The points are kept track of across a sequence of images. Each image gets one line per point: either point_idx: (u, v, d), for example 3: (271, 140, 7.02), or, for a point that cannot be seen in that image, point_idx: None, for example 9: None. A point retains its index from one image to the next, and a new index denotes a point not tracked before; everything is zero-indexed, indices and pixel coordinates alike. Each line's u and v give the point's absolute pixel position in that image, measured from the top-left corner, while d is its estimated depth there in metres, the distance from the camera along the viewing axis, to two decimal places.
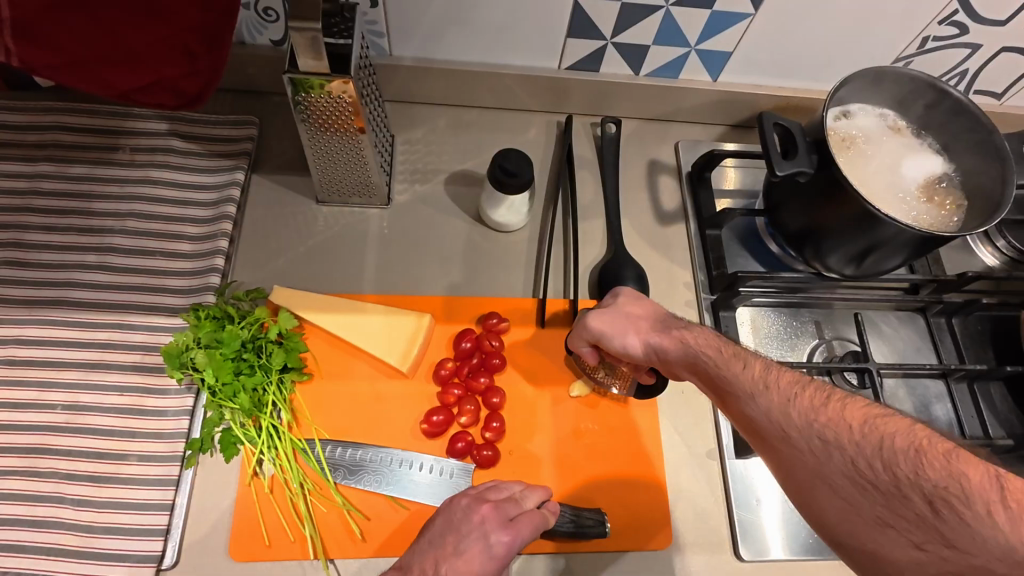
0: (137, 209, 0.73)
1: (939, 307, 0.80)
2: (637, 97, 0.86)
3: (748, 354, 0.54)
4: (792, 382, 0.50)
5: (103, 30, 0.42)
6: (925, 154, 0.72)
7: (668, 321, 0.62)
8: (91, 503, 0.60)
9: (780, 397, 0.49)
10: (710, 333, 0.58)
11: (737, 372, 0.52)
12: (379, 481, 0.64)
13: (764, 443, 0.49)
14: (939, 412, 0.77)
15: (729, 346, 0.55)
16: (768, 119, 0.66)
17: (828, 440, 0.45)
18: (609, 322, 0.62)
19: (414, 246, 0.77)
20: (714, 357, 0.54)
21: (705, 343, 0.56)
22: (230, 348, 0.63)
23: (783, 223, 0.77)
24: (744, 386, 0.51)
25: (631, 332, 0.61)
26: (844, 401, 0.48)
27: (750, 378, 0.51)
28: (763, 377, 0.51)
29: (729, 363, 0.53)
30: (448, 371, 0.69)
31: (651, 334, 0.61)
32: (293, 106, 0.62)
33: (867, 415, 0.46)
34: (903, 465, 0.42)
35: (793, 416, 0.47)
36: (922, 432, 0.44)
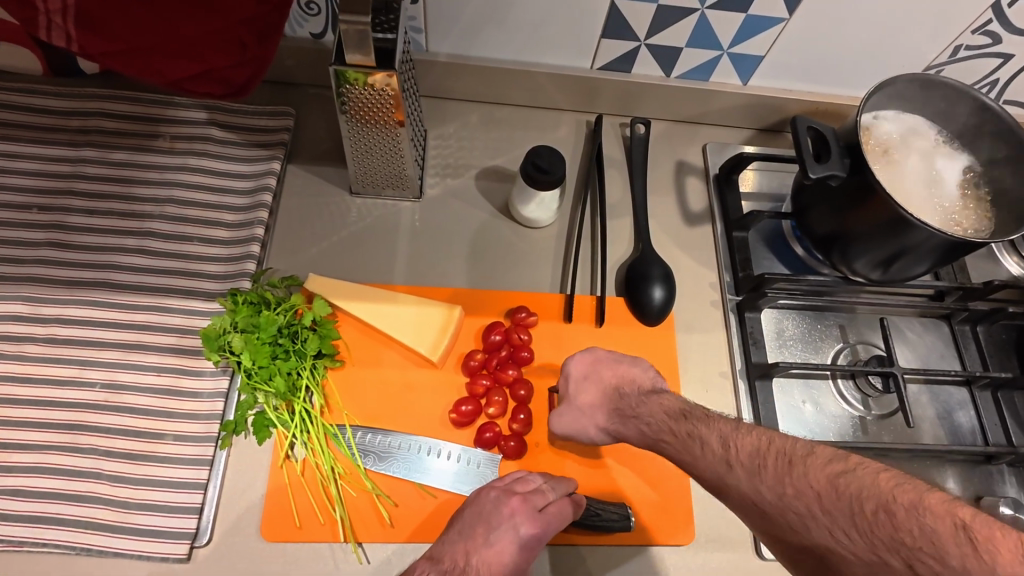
0: (175, 195, 0.75)
1: (965, 314, 0.81)
2: (666, 98, 0.87)
3: (704, 428, 0.55)
4: (751, 452, 0.50)
5: (164, 27, 0.52)
6: (963, 172, 0.72)
7: (622, 402, 0.63)
8: (128, 480, 0.62)
9: (746, 472, 0.49)
10: (662, 411, 0.59)
11: (698, 455, 0.53)
12: (408, 467, 0.65)
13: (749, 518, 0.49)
14: (962, 419, 0.78)
15: (682, 426, 0.57)
16: (802, 122, 0.66)
17: (799, 512, 0.44)
18: (566, 417, 0.66)
19: (443, 240, 0.78)
20: (670, 445, 0.57)
21: (662, 425, 0.58)
22: (267, 332, 0.64)
23: (811, 225, 0.78)
24: (709, 466, 0.52)
25: (589, 425, 0.65)
26: (805, 463, 0.46)
27: (712, 458, 0.52)
28: (723, 454, 0.51)
29: (682, 448, 0.55)
30: (477, 362, 0.70)
31: (611, 422, 0.64)
32: (336, 97, 0.63)
33: (831, 474, 0.44)
34: (875, 528, 0.40)
35: (762, 492, 0.47)
36: (888, 484, 0.42)
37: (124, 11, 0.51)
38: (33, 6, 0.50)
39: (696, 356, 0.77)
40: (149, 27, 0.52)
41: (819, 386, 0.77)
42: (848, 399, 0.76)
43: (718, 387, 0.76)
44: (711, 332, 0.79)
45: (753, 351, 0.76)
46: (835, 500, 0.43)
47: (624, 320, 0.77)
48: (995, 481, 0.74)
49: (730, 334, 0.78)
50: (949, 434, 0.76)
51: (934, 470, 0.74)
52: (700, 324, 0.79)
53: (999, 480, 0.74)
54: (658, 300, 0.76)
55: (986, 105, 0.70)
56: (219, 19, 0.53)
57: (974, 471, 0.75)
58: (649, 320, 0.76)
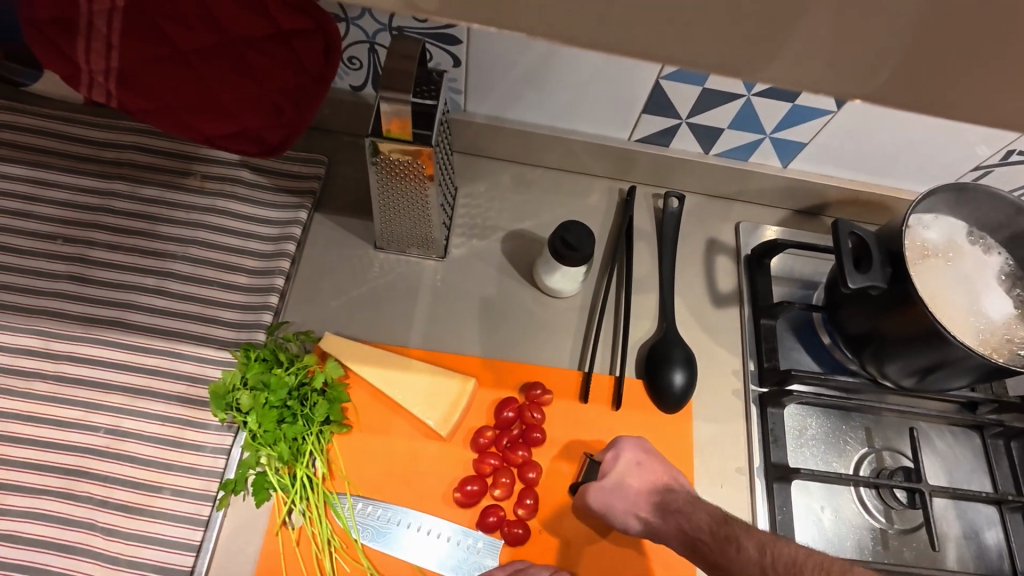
0: (199, 237, 0.74)
1: (999, 428, 0.77)
2: (702, 174, 0.85)
3: (740, 530, 0.57)
4: (787, 561, 0.53)
5: (205, 93, 0.52)
6: (1010, 291, 0.69)
7: (666, 496, 0.62)
8: (121, 534, 0.60)
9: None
10: (706, 512, 0.60)
11: (734, 557, 0.55)
12: (404, 546, 0.63)
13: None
14: (990, 538, 0.74)
15: (722, 527, 0.58)
16: (846, 225, 0.63)
17: None
18: (608, 498, 0.63)
19: (465, 303, 0.77)
20: (708, 546, 0.57)
21: (703, 526, 0.59)
22: (276, 395, 0.62)
23: (843, 323, 0.75)
24: (742, 570, 0.54)
25: (633, 515, 0.63)
26: None
27: (745, 562, 0.54)
28: (760, 559, 0.54)
29: (725, 556, 0.56)
30: (486, 440, 0.68)
31: (653, 515, 0.62)
32: (369, 163, 0.63)
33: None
34: None
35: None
36: None
37: (164, 73, 0.50)
38: (74, 63, 0.49)
39: (715, 449, 0.74)
40: (190, 91, 0.51)
41: (840, 491, 0.73)
42: (870, 508, 0.73)
43: (734, 484, 0.73)
44: (732, 422, 0.76)
45: (773, 450, 0.73)
46: None
47: (642, 403, 0.75)
48: None
49: (751, 429, 0.75)
50: (976, 557, 0.72)
51: None
52: (721, 414, 0.76)
53: None
54: (679, 385, 0.73)
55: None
56: (259, 88, 0.53)
57: None
58: (668, 407, 0.74)
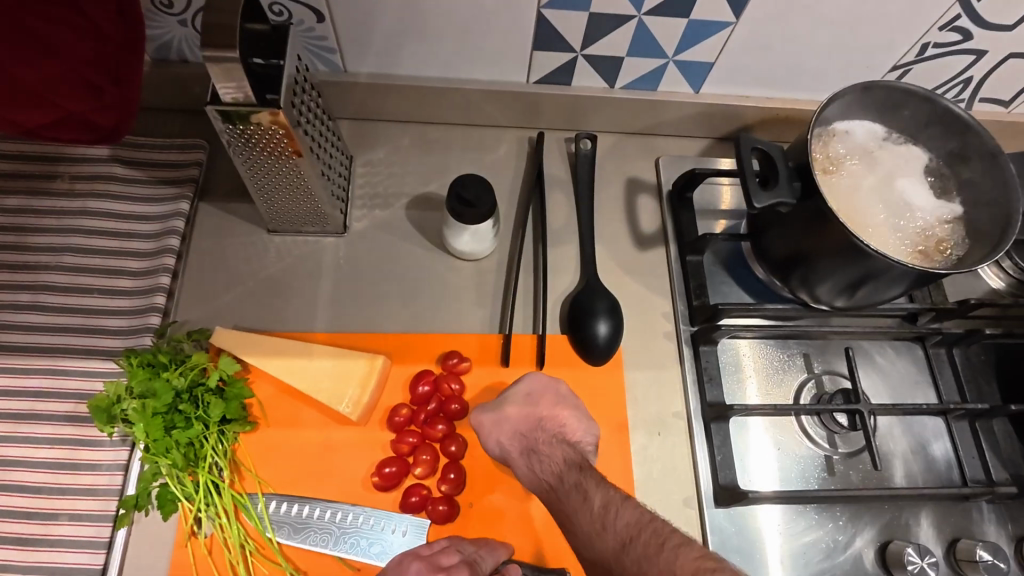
0: (73, 243, 0.69)
1: (939, 337, 0.75)
2: (612, 110, 0.80)
3: (589, 480, 0.53)
4: (628, 520, 0.47)
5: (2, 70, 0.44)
6: (942, 197, 0.65)
7: (534, 434, 0.60)
8: (18, 568, 0.56)
9: (612, 535, 0.47)
10: (563, 456, 0.57)
11: (577, 507, 0.51)
12: (326, 540, 0.59)
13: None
14: (938, 451, 0.72)
15: (575, 475, 0.55)
16: (745, 141, 0.59)
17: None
18: (488, 415, 0.62)
19: (373, 278, 0.72)
20: (558, 492, 0.54)
21: (555, 465, 0.57)
22: (162, 400, 0.58)
23: (768, 250, 0.71)
24: (583, 523, 0.50)
25: (502, 433, 0.61)
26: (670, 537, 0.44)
27: (589, 515, 0.50)
28: (600, 512, 0.49)
29: (569, 500, 0.53)
30: (403, 418, 0.64)
31: (522, 432, 0.61)
32: (222, 137, 0.56)
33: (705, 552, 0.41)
34: None
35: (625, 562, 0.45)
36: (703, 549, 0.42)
37: None
38: None
39: (649, 396, 0.71)
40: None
41: (781, 422, 0.71)
42: (813, 436, 0.70)
43: (671, 429, 0.70)
44: (665, 366, 0.73)
45: (708, 389, 0.69)
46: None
47: (568, 359, 0.71)
48: (975, 521, 0.69)
49: (685, 369, 0.72)
50: (924, 470, 0.71)
51: (907, 514, 0.69)
52: (654, 358, 0.73)
53: (977, 518, 0.69)
54: (604, 335, 0.70)
55: (962, 122, 0.63)
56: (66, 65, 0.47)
57: (953, 510, 0.69)
58: (595, 359, 0.70)
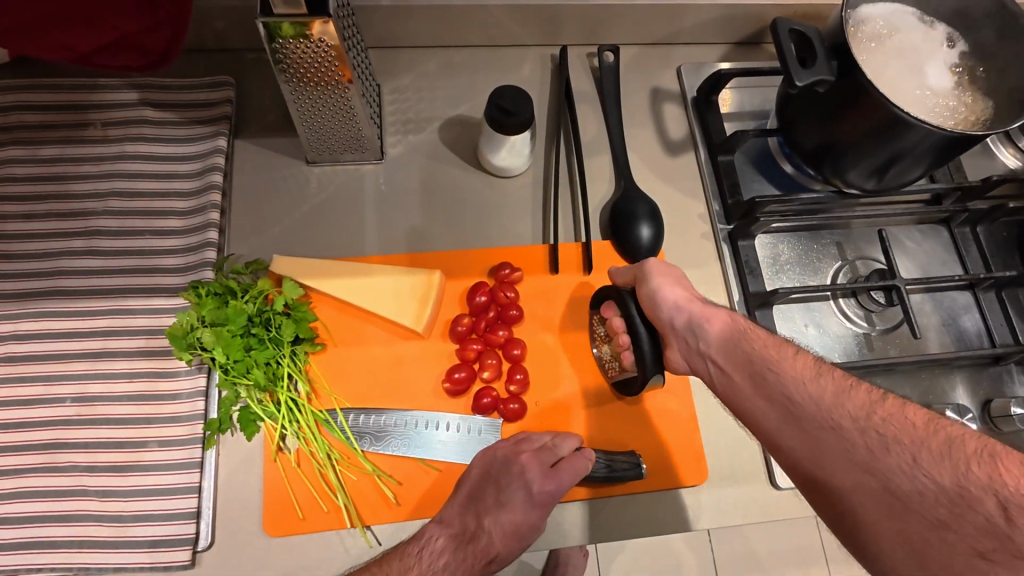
0: (118, 188, 0.69)
1: (964, 216, 0.78)
2: (634, 19, 0.80)
3: (791, 345, 0.53)
4: (839, 376, 0.49)
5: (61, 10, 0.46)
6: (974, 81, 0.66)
7: (705, 301, 0.60)
8: (119, 493, 0.59)
9: (834, 388, 0.48)
10: (740, 323, 0.57)
11: (783, 359, 0.51)
12: (407, 444, 0.62)
13: (800, 426, 0.47)
14: (968, 322, 0.76)
15: (765, 335, 0.54)
16: (785, 23, 0.60)
17: (882, 431, 0.44)
18: (659, 271, 0.62)
19: (417, 202, 0.74)
20: (756, 342, 0.53)
21: (747, 327, 0.56)
22: (237, 324, 0.59)
23: (798, 141, 0.73)
24: (790, 372, 0.50)
25: (674, 286, 0.60)
26: (900, 403, 0.46)
27: (798, 367, 0.50)
28: (814, 367, 0.50)
29: (770, 351, 0.52)
30: (465, 327, 0.66)
31: (691, 296, 0.60)
32: (270, 56, 0.56)
33: (929, 417, 0.44)
34: (943, 442, 0.42)
35: (849, 407, 0.46)
36: (932, 418, 0.44)
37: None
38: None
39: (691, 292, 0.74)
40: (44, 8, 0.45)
41: (820, 307, 0.74)
42: (851, 316, 0.74)
43: None
44: (705, 264, 0.76)
45: (750, 281, 0.72)
46: (934, 433, 0.42)
47: (613, 264, 0.73)
48: (1004, 382, 0.73)
49: (725, 265, 0.75)
50: (956, 340, 0.75)
51: (943, 379, 0.73)
52: (694, 257, 0.76)
53: (1007, 379, 0.73)
54: (648, 237, 0.72)
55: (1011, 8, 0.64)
56: None
57: (983, 374, 0.74)
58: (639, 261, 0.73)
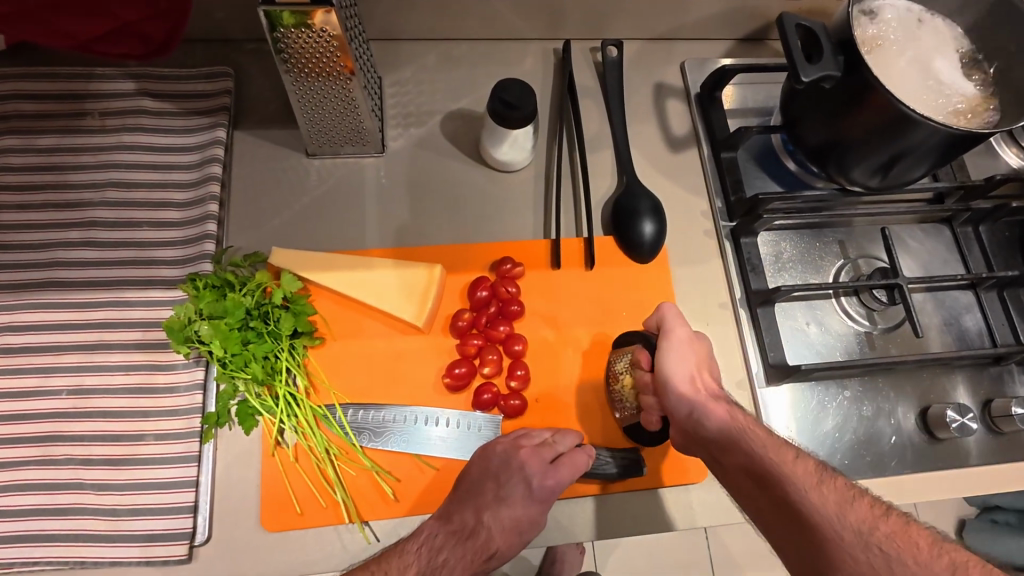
0: (116, 178, 0.68)
1: (967, 215, 0.78)
2: (638, 13, 0.79)
3: (790, 444, 0.53)
4: (843, 486, 0.49)
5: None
6: (980, 80, 0.66)
7: (709, 390, 0.59)
8: (115, 487, 0.58)
9: (838, 499, 0.48)
10: (740, 416, 0.56)
11: (787, 463, 0.51)
12: (407, 440, 0.62)
13: (804, 536, 0.47)
14: (969, 322, 0.76)
15: (766, 432, 0.54)
16: (791, 17, 0.59)
17: (891, 554, 0.45)
18: (675, 349, 0.60)
19: (419, 197, 0.73)
20: (759, 441, 0.53)
21: (748, 423, 0.55)
22: (234, 318, 0.59)
23: (802, 137, 0.73)
24: (795, 479, 0.49)
25: (685, 374, 0.59)
26: (904, 522, 0.47)
27: (803, 475, 0.50)
28: (815, 474, 0.50)
29: (774, 450, 0.52)
30: (466, 322, 0.66)
31: (696, 384, 0.59)
32: (271, 44, 0.55)
33: (932, 540, 0.46)
34: (949, 569, 0.44)
35: (853, 523, 0.46)
36: (935, 541, 0.46)
37: None
38: None
39: (693, 289, 0.74)
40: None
41: (822, 305, 0.74)
42: (853, 315, 0.74)
43: (719, 318, 0.73)
44: (708, 261, 0.75)
45: (753, 279, 0.72)
46: (941, 559, 0.44)
47: (614, 260, 0.73)
48: (1005, 382, 0.73)
49: (728, 262, 0.74)
50: (957, 339, 0.75)
51: (944, 379, 0.73)
52: (697, 255, 0.75)
53: (1008, 380, 0.73)
54: (650, 234, 0.71)
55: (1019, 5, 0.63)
56: None
57: (984, 374, 0.74)
58: (641, 257, 0.72)
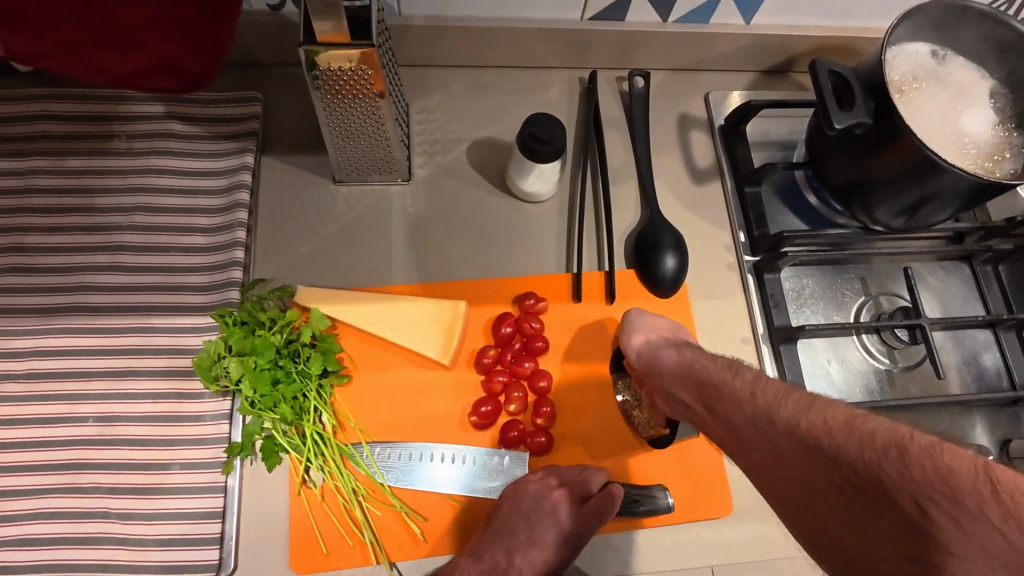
0: (143, 202, 0.68)
1: (989, 255, 0.77)
2: (664, 45, 0.79)
3: (739, 364, 0.55)
4: (777, 389, 0.49)
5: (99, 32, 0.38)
6: (1008, 125, 0.66)
7: (671, 338, 0.63)
8: (141, 516, 0.58)
9: (767, 402, 0.49)
10: (698, 351, 0.60)
11: (726, 382, 0.53)
12: (433, 480, 0.62)
13: (753, 446, 0.49)
14: (988, 361, 0.76)
15: (716, 360, 0.57)
16: (824, 64, 0.60)
17: (814, 446, 0.44)
18: (631, 313, 0.66)
19: (444, 226, 0.73)
20: (702, 370, 0.56)
21: (697, 355, 0.59)
22: (265, 357, 0.59)
23: (827, 176, 0.73)
24: (734, 394, 0.52)
25: (638, 332, 0.64)
26: (828, 406, 0.46)
27: (738, 386, 0.52)
28: (750, 385, 0.51)
29: (716, 375, 0.55)
30: (491, 359, 0.66)
31: (654, 336, 0.64)
32: (309, 81, 0.56)
33: (852, 417, 0.44)
34: (872, 450, 0.40)
35: (780, 426, 0.47)
36: (862, 420, 0.43)
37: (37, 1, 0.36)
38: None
39: (715, 323, 0.74)
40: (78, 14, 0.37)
41: (843, 342, 0.74)
42: (873, 352, 0.74)
43: (740, 353, 0.73)
44: (730, 296, 0.76)
45: (776, 314, 0.73)
46: (855, 438, 0.42)
47: (637, 293, 0.73)
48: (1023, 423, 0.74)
49: (750, 297, 0.75)
50: (976, 379, 0.75)
51: (963, 419, 0.73)
52: (719, 289, 0.76)
53: None
54: (672, 268, 0.72)
55: None
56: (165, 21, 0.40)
57: (1002, 414, 0.74)
58: (663, 291, 0.73)
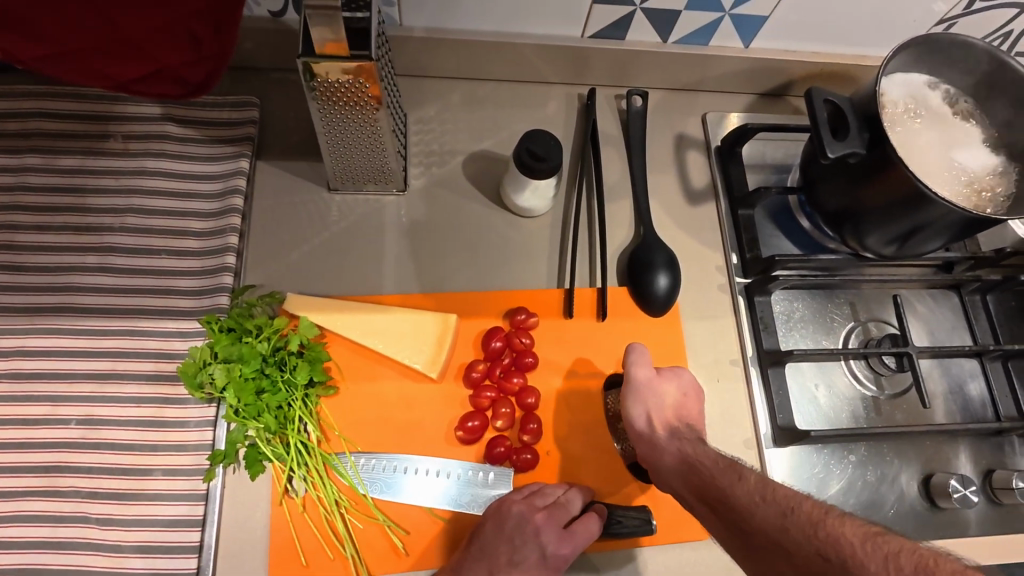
0: (136, 204, 0.68)
1: (976, 284, 0.78)
2: (662, 65, 0.80)
3: (743, 466, 0.53)
4: (788, 493, 0.48)
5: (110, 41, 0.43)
6: (998, 159, 0.67)
7: (678, 426, 0.62)
8: (119, 522, 0.57)
9: (777, 510, 0.46)
10: (705, 450, 0.58)
11: (733, 485, 0.51)
12: (416, 493, 0.62)
13: (759, 561, 0.47)
14: (973, 390, 0.76)
15: (721, 460, 0.55)
16: (819, 92, 0.61)
17: (827, 557, 0.41)
18: (638, 386, 0.64)
19: (438, 237, 0.73)
20: (708, 469, 0.55)
21: (703, 454, 0.57)
22: (250, 366, 0.59)
23: (820, 202, 0.73)
24: (740, 499, 0.50)
25: (639, 408, 0.63)
26: (842, 518, 0.43)
27: (745, 491, 0.50)
28: (761, 488, 0.49)
29: (721, 475, 0.53)
30: (480, 374, 0.66)
31: (660, 422, 0.62)
32: (306, 92, 0.56)
33: (868, 532, 0.41)
34: (896, 572, 0.38)
35: (789, 533, 0.44)
36: (879, 536, 0.41)
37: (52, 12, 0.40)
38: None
39: (705, 344, 0.75)
40: (80, 16, 0.41)
41: (831, 367, 0.75)
42: (860, 378, 0.74)
43: (729, 374, 0.74)
44: (721, 317, 0.76)
45: (765, 337, 0.73)
46: (873, 555, 0.39)
47: (627, 311, 0.73)
48: (1006, 453, 0.74)
49: (740, 319, 0.75)
50: (961, 409, 0.75)
51: (947, 448, 0.73)
52: (710, 310, 0.76)
53: (1009, 451, 0.74)
54: (664, 287, 0.72)
55: None
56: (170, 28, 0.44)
57: (986, 444, 0.74)
58: (654, 310, 0.73)
